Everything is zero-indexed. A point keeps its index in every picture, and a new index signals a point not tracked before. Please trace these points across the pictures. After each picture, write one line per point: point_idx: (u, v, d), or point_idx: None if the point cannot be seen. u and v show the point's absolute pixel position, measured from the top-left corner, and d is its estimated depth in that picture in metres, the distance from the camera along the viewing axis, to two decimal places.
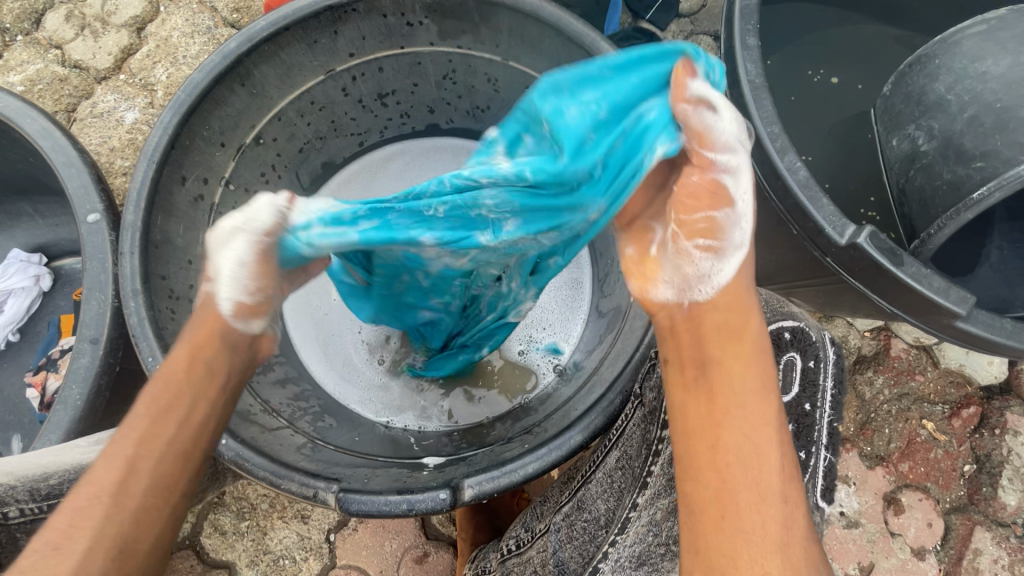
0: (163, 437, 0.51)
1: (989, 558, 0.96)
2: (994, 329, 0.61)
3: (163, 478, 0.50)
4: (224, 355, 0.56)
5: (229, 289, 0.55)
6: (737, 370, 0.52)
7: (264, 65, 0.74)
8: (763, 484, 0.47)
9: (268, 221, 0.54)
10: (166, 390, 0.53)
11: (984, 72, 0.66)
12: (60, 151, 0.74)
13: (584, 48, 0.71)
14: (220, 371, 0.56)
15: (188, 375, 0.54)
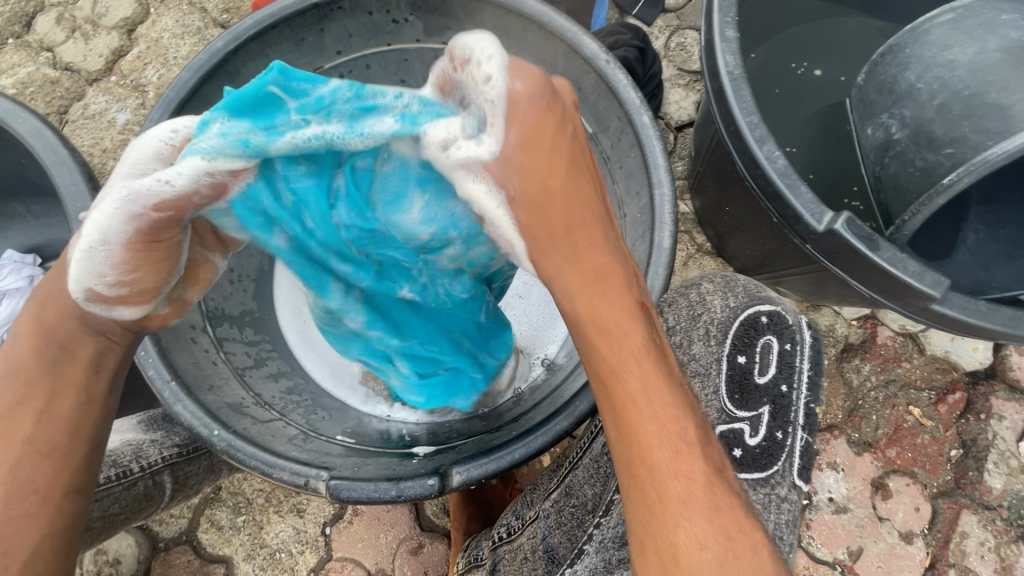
0: (21, 430, 0.49)
1: (976, 540, 0.98)
2: (969, 311, 0.62)
3: (36, 473, 0.49)
4: (81, 334, 0.53)
5: (85, 275, 0.50)
6: (611, 333, 0.48)
7: (251, 63, 0.75)
8: (654, 457, 0.45)
9: (166, 192, 0.47)
10: (17, 384, 0.50)
11: (952, 60, 0.68)
12: (51, 150, 0.75)
13: (566, 43, 0.72)
14: (79, 348, 0.53)
15: (40, 360, 0.51)
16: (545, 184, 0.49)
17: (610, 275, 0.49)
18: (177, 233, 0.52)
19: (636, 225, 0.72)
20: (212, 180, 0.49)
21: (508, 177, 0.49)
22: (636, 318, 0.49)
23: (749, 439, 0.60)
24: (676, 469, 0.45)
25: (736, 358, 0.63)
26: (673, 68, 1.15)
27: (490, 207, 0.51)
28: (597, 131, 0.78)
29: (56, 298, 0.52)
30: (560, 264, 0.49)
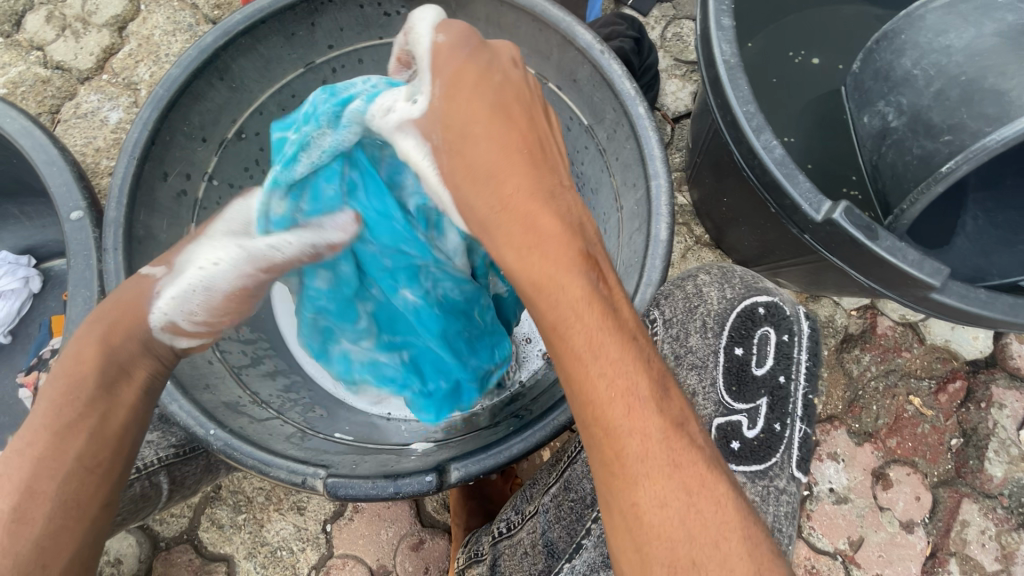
0: (71, 448, 0.50)
1: (977, 529, 0.98)
2: (969, 300, 0.62)
3: (80, 491, 0.50)
4: (138, 356, 0.56)
5: (170, 309, 0.57)
6: (548, 284, 0.47)
7: (242, 59, 0.74)
8: (607, 416, 0.43)
9: (276, 258, 0.61)
10: (70, 400, 0.52)
11: (948, 45, 0.67)
12: (41, 150, 0.74)
13: (560, 33, 0.71)
14: (133, 371, 0.55)
15: (98, 377, 0.53)
16: (467, 125, 0.54)
17: (536, 209, 0.50)
18: (265, 289, 0.64)
19: (634, 217, 0.71)
20: (313, 250, 0.65)
21: (431, 128, 0.56)
22: (569, 248, 0.48)
23: (747, 431, 0.60)
24: (628, 417, 0.43)
25: (733, 350, 0.62)
26: (670, 58, 1.14)
27: (417, 154, 0.57)
28: (593, 122, 0.77)
29: (128, 319, 0.55)
30: (482, 201, 0.52)
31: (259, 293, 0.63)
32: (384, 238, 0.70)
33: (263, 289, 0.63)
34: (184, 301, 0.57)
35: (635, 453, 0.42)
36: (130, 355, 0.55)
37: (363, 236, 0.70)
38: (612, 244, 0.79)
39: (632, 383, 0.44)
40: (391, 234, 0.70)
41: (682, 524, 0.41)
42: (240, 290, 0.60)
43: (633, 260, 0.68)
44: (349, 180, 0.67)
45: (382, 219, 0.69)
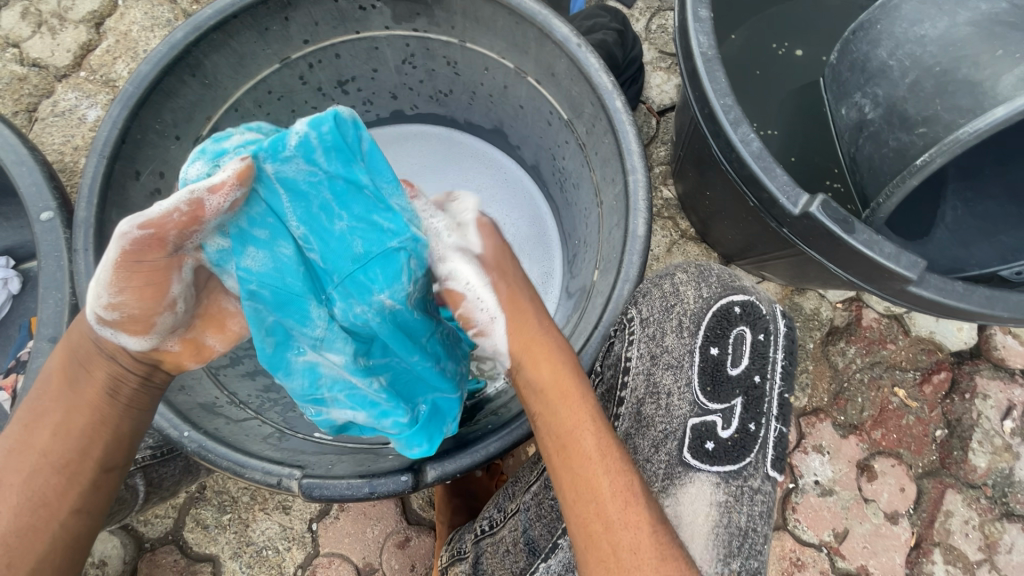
0: (39, 444, 0.52)
1: (961, 519, 0.98)
2: (946, 292, 0.62)
3: (47, 488, 0.51)
4: (96, 356, 0.55)
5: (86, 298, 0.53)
6: (564, 412, 0.53)
7: (214, 55, 0.73)
8: (605, 510, 0.48)
9: (151, 211, 0.49)
10: (47, 398, 0.54)
11: (923, 35, 0.67)
12: (10, 149, 0.73)
13: (537, 27, 0.70)
14: (95, 371, 0.55)
15: (64, 377, 0.55)
16: (517, 281, 0.62)
17: (553, 343, 0.57)
18: (165, 254, 0.52)
19: (612, 212, 0.71)
20: (193, 201, 0.50)
21: (490, 268, 0.61)
22: (578, 379, 0.55)
23: (721, 431, 0.59)
24: (612, 490, 0.49)
25: (708, 349, 0.62)
26: (654, 51, 1.13)
27: (476, 280, 0.60)
28: (572, 117, 0.77)
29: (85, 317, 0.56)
30: (518, 341, 0.58)
31: (164, 257, 0.52)
32: (354, 210, 0.59)
33: (158, 256, 0.51)
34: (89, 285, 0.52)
35: (620, 521, 0.47)
36: (88, 355, 0.55)
37: (326, 208, 0.59)
38: (593, 240, 0.78)
39: (627, 479, 0.49)
40: (363, 206, 0.60)
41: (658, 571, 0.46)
42: (125, 259, 0.50)
43: (611, 256, 0.68)
44: (315, 154, 0.57)
45: (352, 188, 0.59)
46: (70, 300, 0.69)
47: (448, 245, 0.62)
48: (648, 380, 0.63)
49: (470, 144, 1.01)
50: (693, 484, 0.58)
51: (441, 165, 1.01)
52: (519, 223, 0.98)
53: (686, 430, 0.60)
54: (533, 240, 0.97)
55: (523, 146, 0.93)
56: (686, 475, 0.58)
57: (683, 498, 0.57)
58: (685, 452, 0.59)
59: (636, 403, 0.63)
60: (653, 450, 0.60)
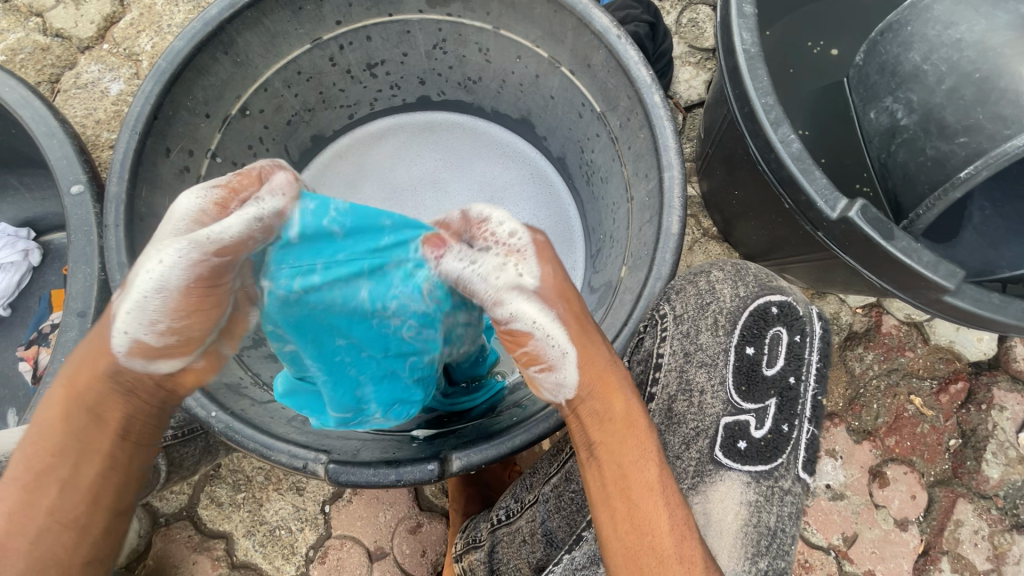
0: (46, 502, 0.49)
1: (970, 529, 0.99)
2: (982, 303, 0.61)
3: (56, 546, 0.49)
4: (105, 398, 0.51)
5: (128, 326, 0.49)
6: (627, 445, 0.52)
7: (247, 33, 0.72)
8: (660, 545, 0.50)
9: (225, 238, 0.50)
10: (47, 448, 0.50)
11: (959, 39, 0.65)
12: (41, 121, 0.72)
13: (576, 16, 0.69)
14: (103, 416, 0.51)
15: (70, 428, 0.51)
16: (581, 315, 0.55)
17: (621, 376, 0.55)
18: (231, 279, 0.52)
19: (643, 209, 0.70)
20: (262, 224, 0.53)
21: (554, 300, 0.54)
22: (640, 417, 0.55)
23: (754, 431, 0.59)
24: (668, 532, 0.51)
25: (745, 349, 0.62)
26: (684, 45, 1.11)
27: (545, 321, 0.53)
28: (606, 110, 0.76)
29: (95, 362, 0.51)
30: (589, 375, 0.53)
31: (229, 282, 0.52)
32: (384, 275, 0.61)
33: (227, 281, 0.52)
34: (148, 321, 0.50)
35: (676, 556, 0.49)
36: (90, 400, 0.51)
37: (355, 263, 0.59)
38: (621, 236, 0.78)
39: (683, 515, 0.52)
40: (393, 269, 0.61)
41: None
42: (193, 285, 0.49)
43: (642, 254, 0.68)
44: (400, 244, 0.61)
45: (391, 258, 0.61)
46: (99, 276, 0.69)
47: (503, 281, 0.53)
48: (681, 377, 0.63)
49: (495, 134, 0.99)
50: (724, 483, 0.58)
51: (464, 154, 0.99)
52: (544, 217, 0.97)
53: (719, 429, 0.60)
54: (554, 236, 0.96)
55: (551, 138, 0.92)
56: (717, 473, 0.59)
57: (713, 496, 0.58)
58: (716, 450, 0.59)
59: (668, 400, 0.63)
60: (684, 448, 0.61)
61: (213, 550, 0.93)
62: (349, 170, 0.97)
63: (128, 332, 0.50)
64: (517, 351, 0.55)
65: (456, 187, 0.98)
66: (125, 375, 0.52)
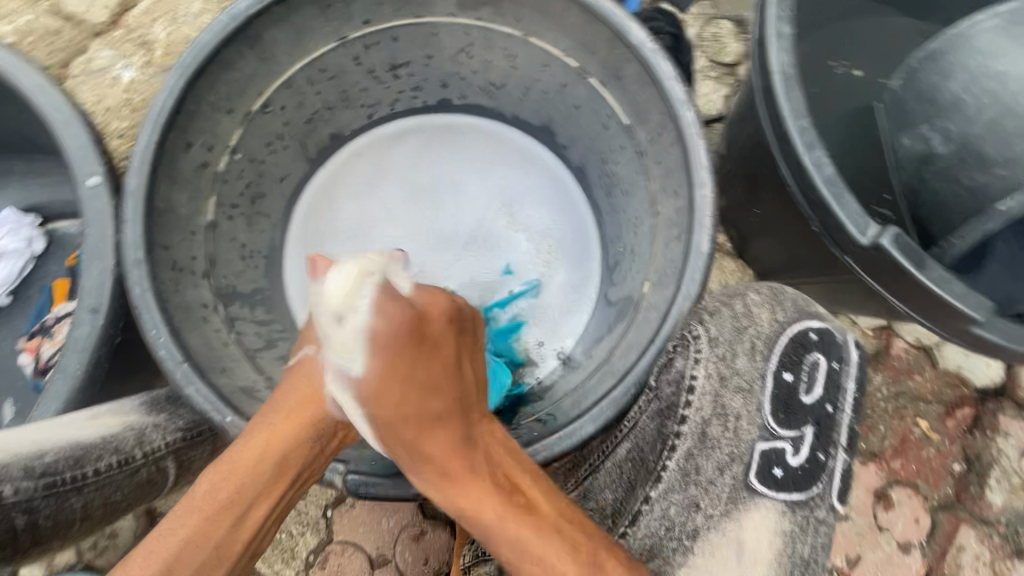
0: (216, 535, 0.56)
1: (972, 554, 0.99)
2: (1009, 335, 0.61)
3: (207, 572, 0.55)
4: (298, 446, 0.59)
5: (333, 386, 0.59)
6: (438, 470, 0.58)
7: (275, 29, 0.71)
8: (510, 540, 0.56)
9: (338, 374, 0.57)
10: (230, 483, 0.57)
11: (1000, 71, 0.66)
12: (58, 109, 0.70)
13: (610, 28, 0.68)
14: (293, 461, 0.60)
15: (259, 467, 0.58)
16: (400, 404, 0.57)
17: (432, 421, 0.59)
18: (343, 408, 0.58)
19: (670, 226, 0.70)
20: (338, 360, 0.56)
21: (364, 401, 0.56)
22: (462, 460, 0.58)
23: (791, 458, 0.61)
24: (486, 514, 0.57)
25: (783, 375, 0.62)
26: (705, 59, 1.10)
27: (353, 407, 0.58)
28: (635, 122, 0.75)
29: (305, 407, 0.60)
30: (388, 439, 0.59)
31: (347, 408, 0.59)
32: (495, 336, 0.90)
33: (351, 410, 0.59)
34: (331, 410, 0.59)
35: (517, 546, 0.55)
36: (310, 443, 0.60)
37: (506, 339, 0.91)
38: (643, 252, 0.77)
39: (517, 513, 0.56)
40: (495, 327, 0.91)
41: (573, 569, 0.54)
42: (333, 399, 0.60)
43: (667, 271, 0.67)
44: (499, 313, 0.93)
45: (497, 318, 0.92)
46: (113, 271, 0.67)
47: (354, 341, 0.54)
48: (715, 402, 0.61)
49: (514, 138, 0.97)
50: (759, 510, 0.60)
51: (481, 159, 0.98)
52: (561, 225, 0.96)
53: (754, 454, 0.61)
54: (571, 245, 0.95)
55: (572, 147, 0.91)
56: (752, 500, 0.60)
57: (747, 523, 0.60)
58: (752, 477, 0.60)
59: (702, 423, 0.61)
60: (718, 473, 0.61)
61: None
62: (365, 168, 0.95)
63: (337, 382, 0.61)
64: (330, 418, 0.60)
65: (473, 193, 0.97)
66: (332, 428, 0.62)
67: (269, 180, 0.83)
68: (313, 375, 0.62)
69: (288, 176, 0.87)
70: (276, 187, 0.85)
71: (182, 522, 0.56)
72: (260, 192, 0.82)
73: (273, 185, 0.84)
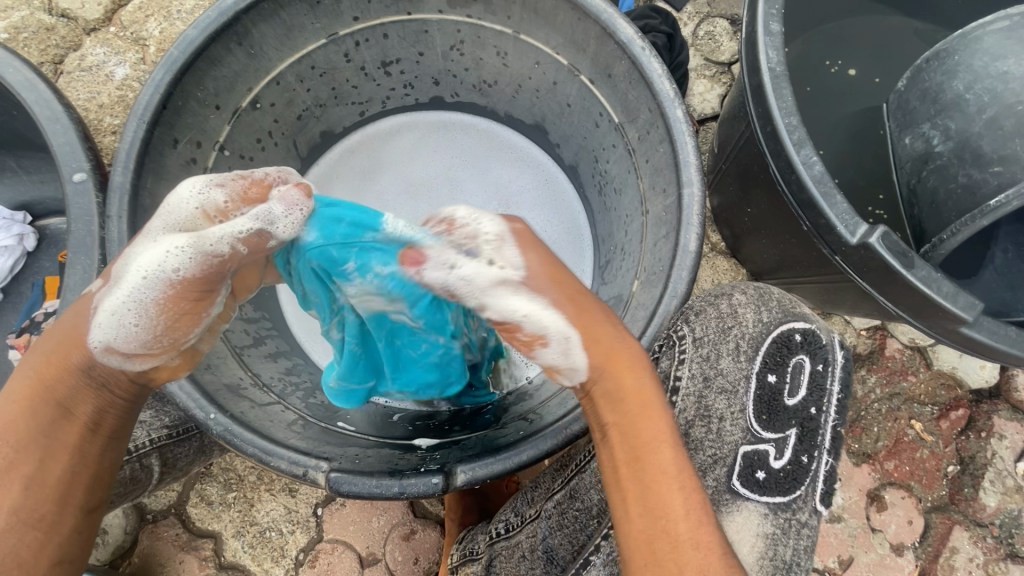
0: (8, 500, 0.50)
1: (966, 557, 0.99)
2: (998, 336, 0.61)
3: (22, 545, 0.50)
4: (77, 393, 0.53)
5: (110, 317, 0.52)
6: (624, 374, 0.53)
7: (262, 25, 0.70)
8: (671, 483, 0.50)
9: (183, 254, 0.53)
10: (10, 439, 0.51)
11: (1005, 71, 0.64)
12: (45, 105, 0.70)
13: (600, 25, 0.68)
14: (79, 413, 0.53)
15: (36, 419, 0.52)
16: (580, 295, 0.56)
17: (634, 353, 0.54)
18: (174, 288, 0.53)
19: (659, 224, 0.69)
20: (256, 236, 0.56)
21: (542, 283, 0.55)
22: (656, 395, 0.53)
23: (774, 461, 0.59)
24: (659, 442, 0.51)
25: (766, 377, 0.61)
26: (700, 58, 1.10)
27: (535, 307, 0.53)
28: (625, 121, 0.75)
29: (65, 354, 0.53)
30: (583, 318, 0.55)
31: (191, 292, 0.54)
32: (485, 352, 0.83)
33: (205, 291, 0.55)
34: (127, 316, 0.52)
35: (682, 495, 0.49)
36: (74, 395, 0.53)
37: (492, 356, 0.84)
38: (633, 251, 0.76)
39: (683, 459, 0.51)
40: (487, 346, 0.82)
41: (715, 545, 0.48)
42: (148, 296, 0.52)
43: (655, 269, 0.67)
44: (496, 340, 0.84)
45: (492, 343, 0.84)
46: (98, 268, 0.67)
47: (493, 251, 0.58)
48: (699, 403, 0.61)
49: (507, 137, 0.97)
50: (740, 513, 0.58)
51: (474, 157, 0.98)
52: (554, 225, 0.96)
53: (737, 457, 0.60)
54: (563, 246, 0.95)
55: (564, 145, 0.91)
56: (734, 502, 0.58)
57: (729, 527, 0.58)
58: (735, 479, 0.59)
59: (685, 425, 0.60)
60: (700, 475, 0.59)
61: (201, 549, 0.91)
62: (359, 165, 0.95)
63: (106, 322, 0.52)
64: (176, 302, 0.53)
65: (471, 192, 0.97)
66: (116, 376, 0.54)
67: None
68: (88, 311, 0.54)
69: None
70: None
71: None
72: None
73: None
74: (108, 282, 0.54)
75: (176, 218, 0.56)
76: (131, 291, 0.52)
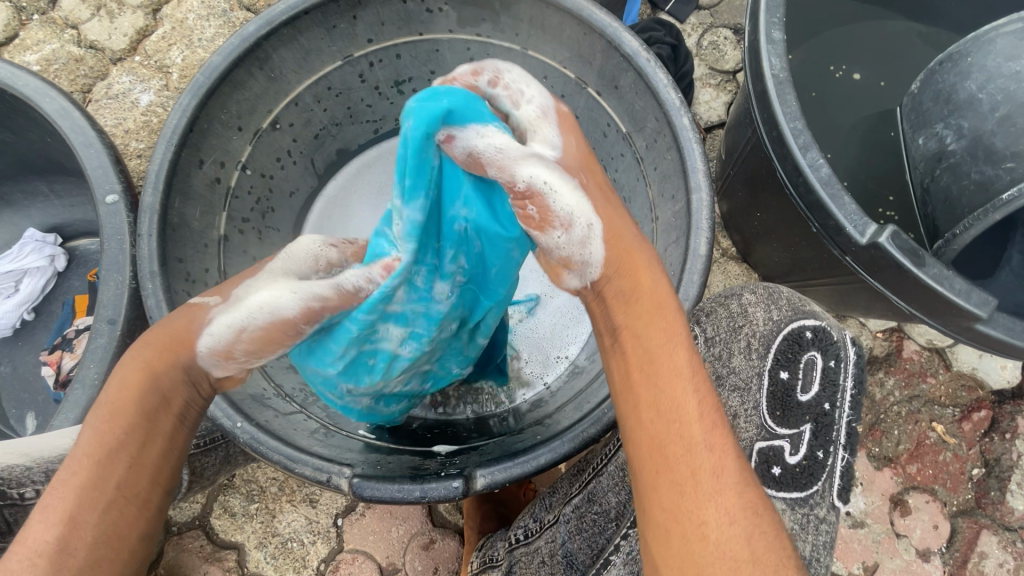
0: (113, 479, 0.47)
1: (995, 561, 0.96)
2: (1014, 333, 0.61)
3: (119, 523, 0.47)
4: (180, 384, 0.53)
5: (218, 329, 0.54)
6: (648, 324, 0.52)
7: (282, 50, 0.74)
8: (687, 435, 0.47)
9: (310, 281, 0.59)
10: (112, 427, 0.49)
11: (1017, 71, 0.65)
12: (79, 131, 0.74)
13: (605, 39, 0.70)
14: (180, 396, 0.53)
15: (139, 407, 0.50)
16: (602, 187, 0.60)
17: (648, 254, 0.56)
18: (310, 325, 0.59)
19: (669, 230, 0.71)
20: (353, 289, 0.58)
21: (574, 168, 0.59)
22: (670, 296, 0.54)
23: (789, 457, 0.59)
24: (670, 353, 0.50)
25: (778, 373, 0.62)
26: (705, 67, 1.12)
27: (555, 178, 0.55)
28: (632, 130, 0.76)
29: (173, 352, 0.53)
30: (615, 249, 0.55)
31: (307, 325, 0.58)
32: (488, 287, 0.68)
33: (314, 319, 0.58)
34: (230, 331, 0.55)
35: (704, 441, 0.46)
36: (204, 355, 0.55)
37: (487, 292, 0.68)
38: None
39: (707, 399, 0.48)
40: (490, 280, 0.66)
41: (750, 545, 0.43)
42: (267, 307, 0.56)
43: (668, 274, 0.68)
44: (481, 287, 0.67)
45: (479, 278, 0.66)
46: (129, 284, 0.70)
47: (522, 153, 0.56)
48: None
49: None
50: None
51: None
52: None
53: (753, 453, 0.60)
54: None
55: None
56: None
57: None
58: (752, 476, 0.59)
59: None
60: None
61: (224, 560, 0.92)
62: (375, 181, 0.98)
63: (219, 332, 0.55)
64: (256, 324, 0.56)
65: None
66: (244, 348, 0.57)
67: (278, 195, 0.86)
68: (200, 321, 0.55)
69: (297, 191, 0.90)
70: (285, 202, 0.88)
71: (68, 477, 0.47)
72: (270, 206, 0.85)
73: (282, 199, 0.87)
74: (224, 300, 0.56)
75: (300, 262, 0.61)
76: (247, 310, 0.55)
